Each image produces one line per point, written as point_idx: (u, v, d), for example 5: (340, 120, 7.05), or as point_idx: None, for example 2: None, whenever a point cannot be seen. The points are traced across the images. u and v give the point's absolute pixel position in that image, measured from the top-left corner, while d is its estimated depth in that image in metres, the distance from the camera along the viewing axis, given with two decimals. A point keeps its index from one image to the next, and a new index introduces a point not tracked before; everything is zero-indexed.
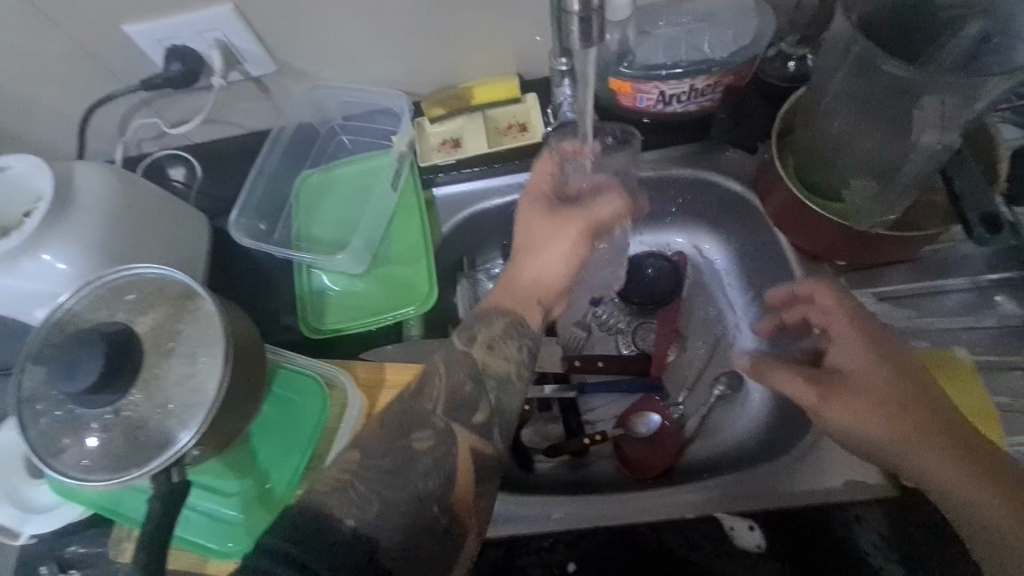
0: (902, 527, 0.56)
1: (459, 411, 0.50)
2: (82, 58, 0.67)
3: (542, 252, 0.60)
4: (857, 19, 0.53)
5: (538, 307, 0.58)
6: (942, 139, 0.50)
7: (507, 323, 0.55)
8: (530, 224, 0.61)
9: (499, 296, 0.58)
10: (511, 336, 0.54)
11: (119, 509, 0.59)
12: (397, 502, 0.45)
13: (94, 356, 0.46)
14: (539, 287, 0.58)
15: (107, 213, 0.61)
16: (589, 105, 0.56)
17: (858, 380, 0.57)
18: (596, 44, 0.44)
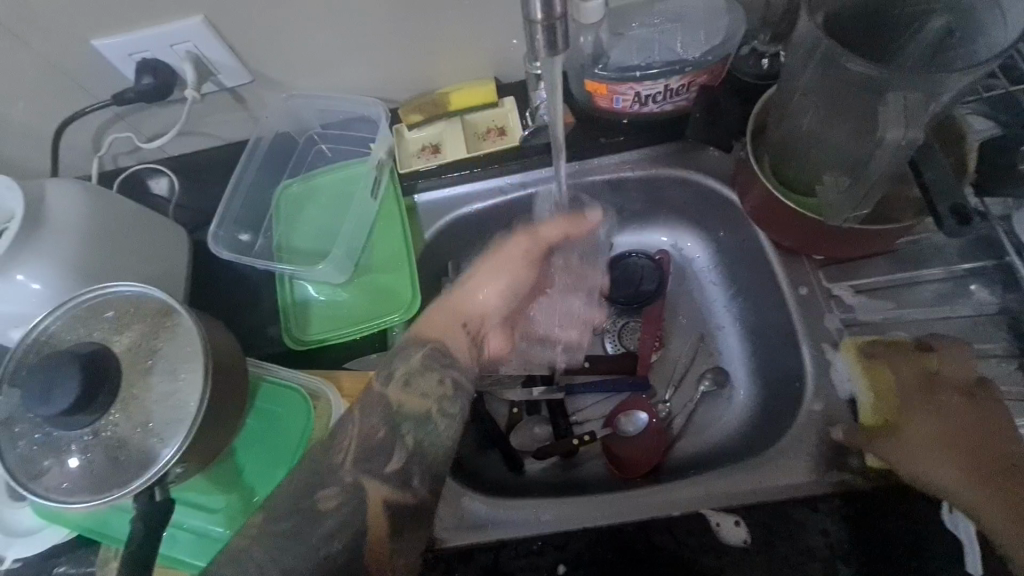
0: (880, 511, 0.57)
1: (370, 462, 0.51)
2: (51, 73, 0.66)
3: (482, 275, 0.64)
4: (822, 19, 0.54)
5: (462, 335, 0.59)
6: (907, 135, 0.50)
7: (423, 354, 0.56)
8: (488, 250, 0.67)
9: (421, 326, 0.59)
10: (428, 369, 0.55)
11: (106, 529, 0.58)
12: (297, 569, 0.47)
13: (69, 378, 0.45)
14: (467, 312, 0.61)
15: (81, 231, 0.60)
16: (560, 107, 0.55)
17: (941, 445, 0.54)
18: (562, 51, 0.44)
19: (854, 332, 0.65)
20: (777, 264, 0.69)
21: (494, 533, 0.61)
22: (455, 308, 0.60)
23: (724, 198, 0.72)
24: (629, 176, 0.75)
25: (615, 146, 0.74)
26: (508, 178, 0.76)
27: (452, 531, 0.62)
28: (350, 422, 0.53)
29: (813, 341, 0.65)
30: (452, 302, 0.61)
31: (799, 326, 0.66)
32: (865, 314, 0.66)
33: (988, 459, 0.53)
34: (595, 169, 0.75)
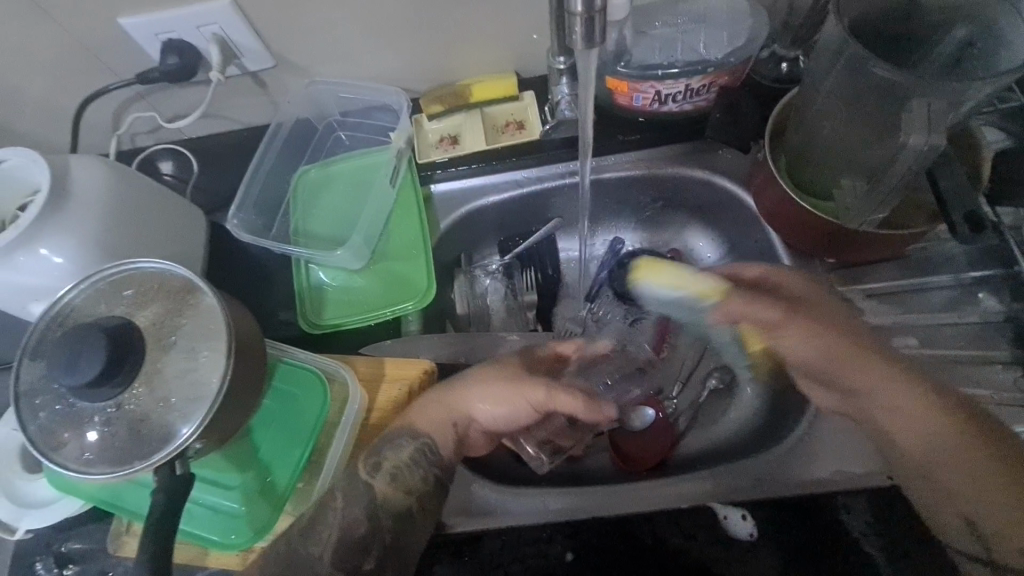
0: (880, 518, 0.58)
1: (350, 556, 0.53)
2: (76, 49, 0.66)
3: (486, 391, 0.59)
4: (849, 23, 0.54)
5: (440, 442, 0.58)
6: (929, 141, 0.50)
7: (413, 449, 0.57)
8: (503, 363, 0.62)
9: (416, 413, 0.59)
10: (416, 465, 0.57)
11: (120, 503, 0.59)
12: None
13: (97, 349, 0.46)
14: (460, 416, 0.59)
15: (103, 207, 0.60)
16: (590, 106, 0.58)
17: (828, 349, 0.60)
18: (599, 43, 0.46)
19: None
20: (789, 266, 0.70)
21: (500, 519, 0.62)
22: (449, 404, 0.59)
23: (737, 199, 0.73)
24: (644, 175, 0.76)
25: (632, 145, 0.75)
26: (526, 172, 0.77)
27: (459, 517, 0.62)
28: (332, 511, 0.55)
29: None
30: (451, 402, 0.59)
31: None
32: (875, 317, 0.67)
33: (865, 349, 0.59)
34: (611, 166, 0.75)
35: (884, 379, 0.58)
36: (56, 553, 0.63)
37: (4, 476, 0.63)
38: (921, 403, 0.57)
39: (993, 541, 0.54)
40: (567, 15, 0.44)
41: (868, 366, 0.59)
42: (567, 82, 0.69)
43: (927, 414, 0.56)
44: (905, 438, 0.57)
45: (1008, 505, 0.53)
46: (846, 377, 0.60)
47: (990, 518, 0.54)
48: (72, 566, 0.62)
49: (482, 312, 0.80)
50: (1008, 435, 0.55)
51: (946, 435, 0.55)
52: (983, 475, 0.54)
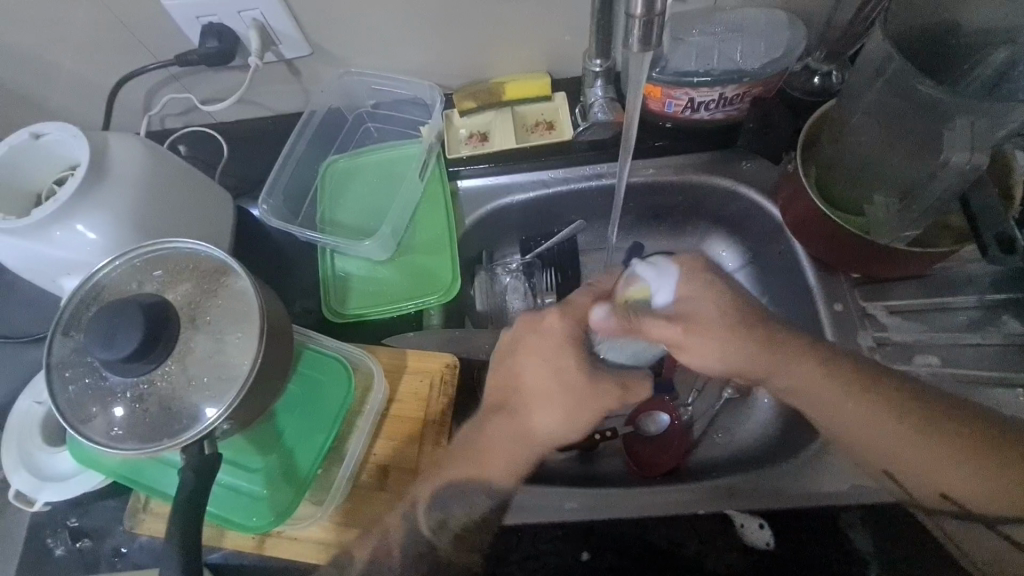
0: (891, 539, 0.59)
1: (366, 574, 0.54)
2: (117, 30, 0.66)
3: (556, 415, 0.58)
4: (891, 39, 0.56)
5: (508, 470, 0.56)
6: (971, 159, 0.51)
7: (458, 479, 0.56)
8: (569, 373, 0.58)
9: (488, 460, 0.56)
10: (483, 514, 0.57)
11: (140, 478, 0.59)
12: None
13: (134, 325, 0.46)
14: (531, 446, 0.58)
15: (139, 185, 0.60)
16: (636, 106, 0.59)
17: (741, 353, 0.57)
18: (653, 46, 0.48)
19: (888, 352, 0.66)
20: (813, 279, 0.70)
21: (516, 515, 0.63)
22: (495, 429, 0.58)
23: (763, 209, 0.73)
24: (670, 182, 0.76)
25: (659, 151, 0.75)
26: (552, 172, 0.77)
27: None
28: None
29: None
30: (497, 429, 0.58)
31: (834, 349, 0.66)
32: (900, 334, 0.67)
33: (783, 344, 0.57)
34: (638, 171, 0.76)
35: (801, 364, 0.57)
36: (72, 528, 0.63)
37: (24, 447, 0.63)
38: (843, 390, 0.56)
39: (927, 490, 0.55)
40: (626, 15, 0.46)
41: (784, 357, 0.57)
42: (602, 85, 0.69)
43: (834, 390, 0.56)
44: (835, 414, 0.56)
45: (953, 463, 0.53)
46: (762, 369, 0.58)
47: (921, 474, 0.54)
48: (88, 540, 0.63)
49: (501, 309, 0.81)
50: (925, 393, 0.55)
51: (865, 406, 0.55)
52: (915, 441, 0.54)
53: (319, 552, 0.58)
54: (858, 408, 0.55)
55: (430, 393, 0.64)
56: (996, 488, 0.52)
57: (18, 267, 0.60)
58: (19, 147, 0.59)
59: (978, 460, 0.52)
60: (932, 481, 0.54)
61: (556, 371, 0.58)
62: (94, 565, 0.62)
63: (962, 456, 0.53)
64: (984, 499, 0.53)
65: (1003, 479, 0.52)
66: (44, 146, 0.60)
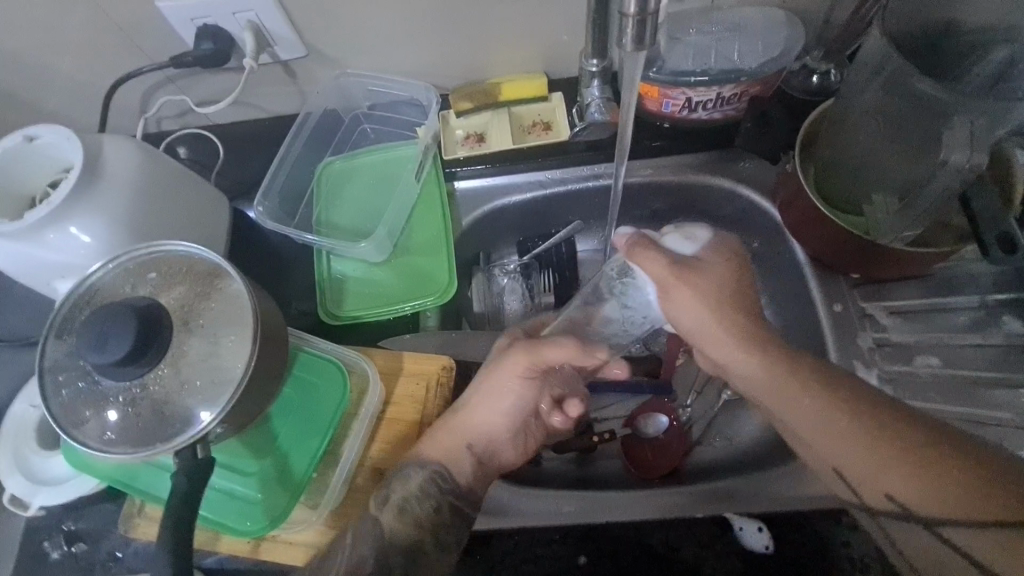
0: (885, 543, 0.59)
1: None
2: (112, 31, 0.66)
3: (491, 395, 0.61)
4: (891, 37, 0.55)
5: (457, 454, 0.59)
6: (971, 159, 0.51)
7: (422, 480, 0.57)
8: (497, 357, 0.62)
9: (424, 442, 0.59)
10: (426, 495, 0.56)
11: (134, 482, 0.59)
12: None
13: (126, 328, 0.46)
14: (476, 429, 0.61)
15: (133, 187, 0.60)
16: (632, 105, 0.58)
17: (709, 324, 0.55)
18: (648, 44, 0.47)
19: (887, 352, 0.66)
20: (812, 279, 0.69)
21: (513, 519, 0.61)
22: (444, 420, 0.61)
23: (761, 209, 0.73)
24: (667, 182, 0.75)
25: (657, 151, 0.75)
26: (549, 173, 0.77)
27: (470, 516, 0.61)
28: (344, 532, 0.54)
29: (844, 357, 0.65)
30: (453, 425, 0.60)
31: (833, 351, 0.66)
32: (899, 334, 0.67)
33: (735, 325, 0.55)
34: (635, 171, 0.75)
35: (748, 353, 0.55)
36: (67, 531, 0.63)
37: (20, 451, 0.63)
38: (772, 375, 0.54)
39: (872, 492, 0.51)
40: (620, 14, 0.46)
41: (735, 340, 0.55)
42: (599, 85, 0.68)
43: (764, 374, 0.55)
44: (769, 402, 0.55)
45: (889, 465, 0.49)
46: (718, 350, 0.57)
47: (859, 471, 0.51)
48: (83, 544, 0.62)
49: (498, 310, 0.80)
50: (858, 386, 0.53)
51: (796, 395, 0.53)
52: (852, 438, 0.51)
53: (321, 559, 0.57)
54: (792, 394, 0.54)
55: (427, 395, 0.63)
56: (941, 492, 0.47)
57: (13, 270, 0.60)
58: (13, 151, 0.59)
59: (917, 458, 0.48)
60: (870, 479, 0.51)
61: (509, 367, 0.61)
62: (90, 568, 0.62)
63: (901, 457, 0.49)
64: (933, 505, 0.48)
65: (951, 487, 0.47)
66: (37, 148, 0.60)
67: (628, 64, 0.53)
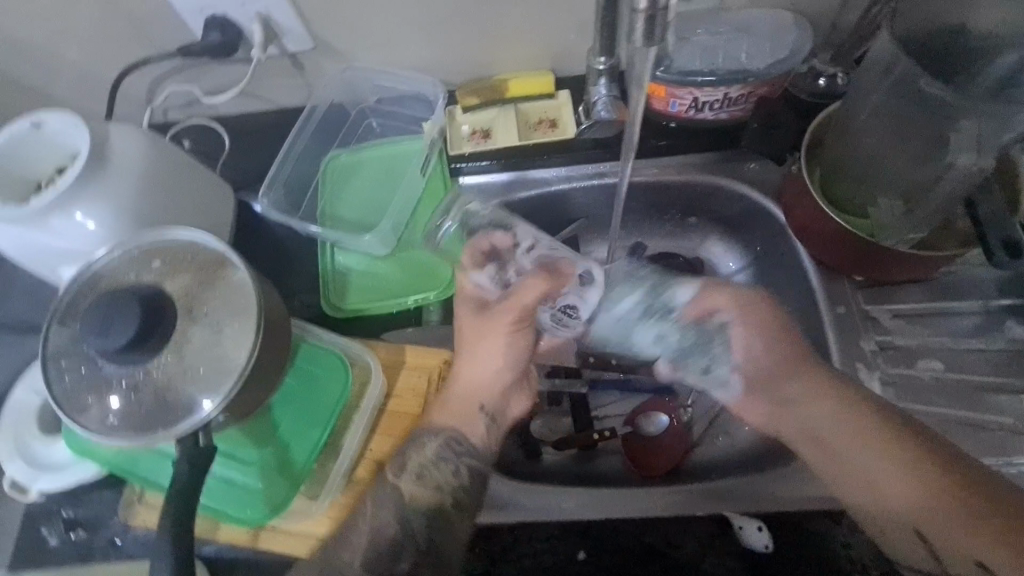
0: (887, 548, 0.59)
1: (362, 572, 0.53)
2: (121, 19, 0.66)
3: (470, 358, 0.61)
4: (899, 39, 0.55)
5: (456, 411, 0.60)
6: (977, 161, 0.54)
7: (437, 446, 0.57)
8: (462, 325, 0.63)
9: (433, 412, 0.60)
10: (443, 461, 0.57)
11: (135, 469, 0.59)
12: None
13: (130, 315, 0.46)
14: (472, 393, 0.61)
15: (140, 175, 0.60)
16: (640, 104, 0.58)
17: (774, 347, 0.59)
18: (657, 41, 0.48)
19: (889, 356, 0.66)
20: (815, 281, 0.69)
21: (513, 514, 0.62)
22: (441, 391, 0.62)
23: (766, 210, 0.73)
24: (673, 181, 0.75)
25: (662, 151, 0.75)
26: (556, 170, 0.77)
27: None
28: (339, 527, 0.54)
29: (846, 360, 0.65)
30: (454, 393, 0.61)
31: (835, 354, 0.66)
32: (903, 338, 0.66)
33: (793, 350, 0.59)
34: (640, 170, 0.75)
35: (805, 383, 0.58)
36: (66, 518, 0.63)
37: (20, 437, 0.63)
38: (840, 416, 0.55)
39: (954, 554, 0.48)
40: (632, 9, 0.46)
41: (801, 387, 0.58)
42: (606, 83, 0.68)
43: (831, 414, 0.56)
44: (832, 444, 0.55)
45: (966, 521, 0.48)
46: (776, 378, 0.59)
47: (935, 526, 0.49)
48: (81, 532, 0.63)
49: None
50: (924, 431, 0.53)
51: (853, 433, 0.54)
52: (918, 485, 0.51)
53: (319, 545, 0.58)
54: (856, 435, 0.54)
55: (428, 388, 0.63)
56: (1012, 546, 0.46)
57: (18, 255, 0.60)
58: (21, 136, 0.59)
59: (989, 518, 0.47)
60: (946, 537, 0.49)
61: (495, 320, 0.61)
62: (89, 555, 0.62)
63: (970, 512, 0.48)
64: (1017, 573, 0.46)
65: None
66: (45, 134, 0.60)
67: (637, 61, 0.53)
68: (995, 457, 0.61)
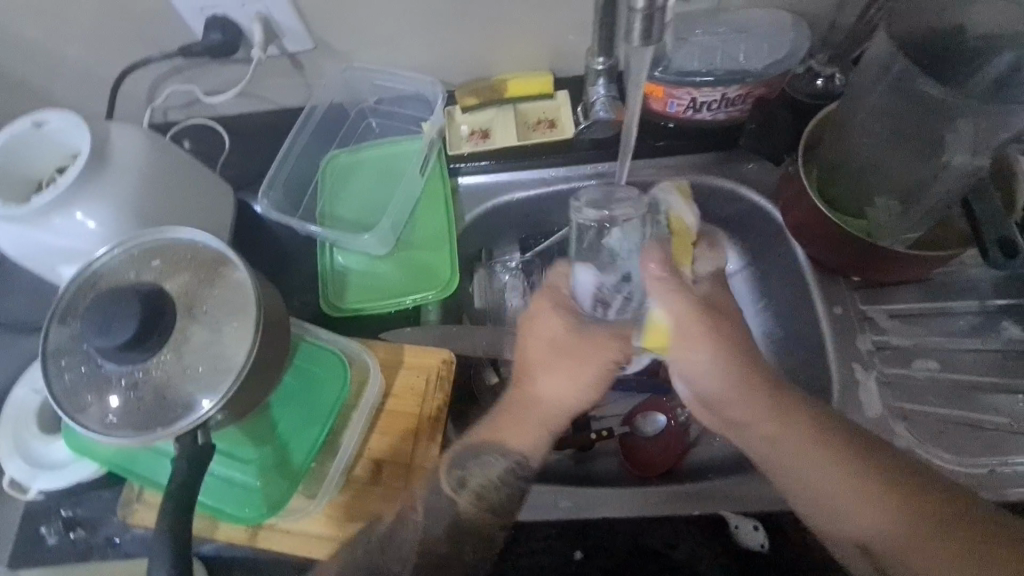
0: None
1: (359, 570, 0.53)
2: (122, 19, 0.66)
3: (556, 379, 0.57)
4: (896, 40, 0.56)
5: (529, 435, 0.56)
6: (972, 160, 0.54)
7: (503, 469, 0.54)
8: (549, 337, 0.58)
9: (505, 432, 0.56)
10: (502, 485, 0.55)
11: (134, 467, 0.59)
12: None
13: (130, 313, 0.46)
14: (547, 414, 0.57)
15: (140, 175, 0.60)
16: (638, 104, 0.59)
17: (711, 375, 0.55)
18: (655, 41, 0.48)
19: (886, 356, 0.66)
20: (812, 281, 0.69)
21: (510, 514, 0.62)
22: (518, 406, 0.57)
23: (764, 211, 0.73)
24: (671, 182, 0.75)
25: (661, 151, 0.75)
26: (554, 170, 0.77)
27: None
28: None
29: (843, 360, 0.66)
30: (526, 414, 0.57)
31: (832, 354, 0.66)
32: (899, 338, 0.67)
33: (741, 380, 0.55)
34: (638, 170, 0.75)
35: (762, 412, 0.54)
36: (65, 517, 0.63)
37: (20, 435, 0.63)
38: (798, 438, 0.53)
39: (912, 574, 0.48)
40: (629, 9, 0.46)
41: (755, 408, 0.54)
42: (604, 83, 0.69)
43: (789, 438, 0.53)
44: (790, 468, 0.53)
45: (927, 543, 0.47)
46: (735, 410, 0.55)
47: (896, 548, 0.48)
48: (80, 530, 0.63)
49: (498, 307, 0.80)
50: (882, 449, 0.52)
51: (812, 456, 0.52)
52: (877, 508, 0.49)
53: (315, 544, 0.58)
54: (814, 459, 0.52)
55: (426, 388, 0.63)
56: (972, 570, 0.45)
57: (18, 255, 0.61)
58: (21, 135, 0.59)
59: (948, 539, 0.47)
60: (905, 557, 0.48)
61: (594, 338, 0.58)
62: (87, 553, 0.62)
63: (932, 534, 0.47)
64: None
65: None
66: (46, 133, 0.60)
67: (635, 61, 0.54)
68: (991, 456, 0.61)
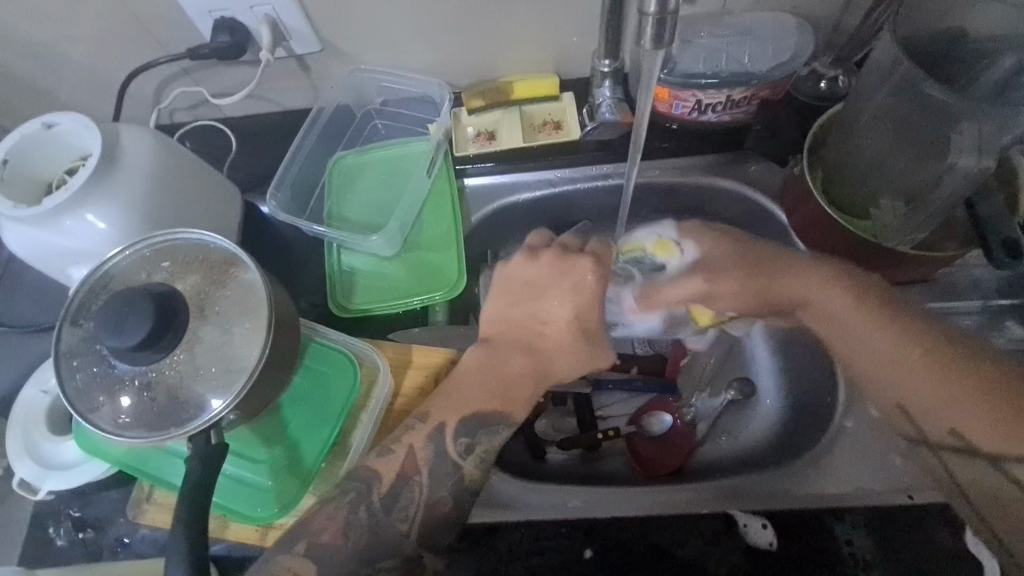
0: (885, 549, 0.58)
1: None
2: (128, 21, 0.66)
3: (568, 354, 0.58)
4: (900, 43, 0.56)
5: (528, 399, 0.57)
6: (978, 163, 0.53)
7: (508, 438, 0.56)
8: (580, 302, 0.58)
9: (512, 401, 0.57)
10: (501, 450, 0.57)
11: (144, 467, 0.59)
12: None
13: (143, 313, 0.46)
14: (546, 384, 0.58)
15: (150, 176, 0.61)
16: (647, 105, 0.59)
17: (761, 292, 0.62)
18: (666, 44, 0.49)
19: None
20: None
21: (520, 512, 0.63)
22: (531, 376, 0.57)
23: (769, 212, 0.74)
24: (675, 182, 0.76)
25: (667, 152, 0.76)
26: (559, 172, 0.77)
27: (476, 508, 0.63)
28: None
29: None
30: (537, 386, 0.58)
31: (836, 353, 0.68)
32: None
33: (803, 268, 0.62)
34: (645, 170, 0.76)
35: (813, 292, 0.61)
36: (75, 517, 0.63)
37: (28, 436, 0.63)
38: (857, 308, 0.59)
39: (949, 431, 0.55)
40: (640, 13, 0.47)
41: (807, 288, 0.61)
42: (610, 85, 0.70)
43: (846, 311, 0.59)
44: (849, 337, 0.59)
45: (965, 404, 0.54)
46: (788, 292, 0.62)
47: (939, 407, 0.55)
48: (90, 531, 0.63)
49: None
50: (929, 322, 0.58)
51: (870, 325, 0.58)
52: (929, 373, 0.55)
53: None
54: (870, 329, 0.58)
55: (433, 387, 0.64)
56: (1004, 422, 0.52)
57: (28, 256, 0.61)
58: (30, 138, 0.59)
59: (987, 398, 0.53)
60: (948, 418, 0.55)
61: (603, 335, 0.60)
62: (96, 555, 0.62)
63: (971, 395, 0.54)
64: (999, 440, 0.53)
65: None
66: (54, 134, 0.60)
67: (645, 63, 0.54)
68: None
